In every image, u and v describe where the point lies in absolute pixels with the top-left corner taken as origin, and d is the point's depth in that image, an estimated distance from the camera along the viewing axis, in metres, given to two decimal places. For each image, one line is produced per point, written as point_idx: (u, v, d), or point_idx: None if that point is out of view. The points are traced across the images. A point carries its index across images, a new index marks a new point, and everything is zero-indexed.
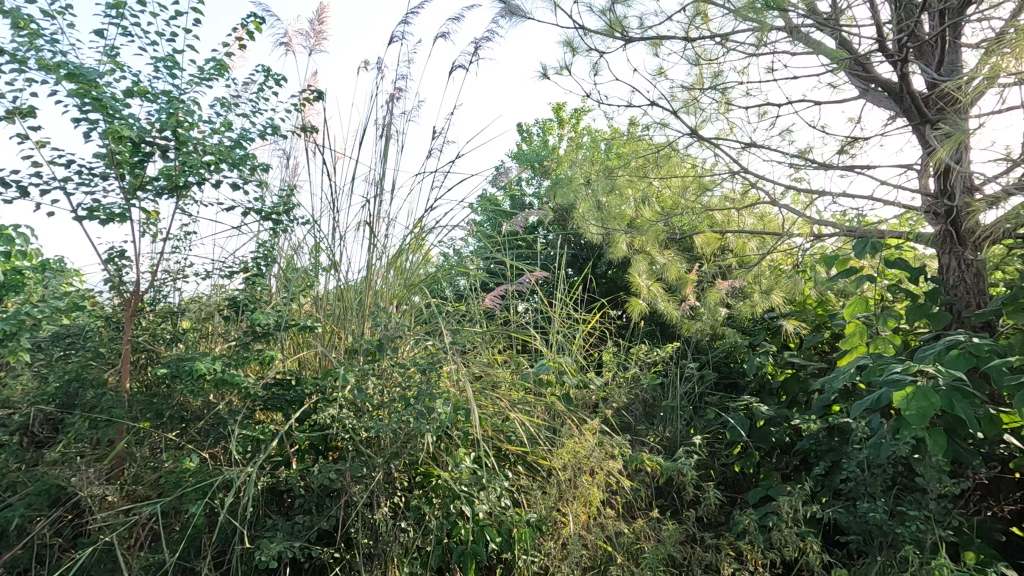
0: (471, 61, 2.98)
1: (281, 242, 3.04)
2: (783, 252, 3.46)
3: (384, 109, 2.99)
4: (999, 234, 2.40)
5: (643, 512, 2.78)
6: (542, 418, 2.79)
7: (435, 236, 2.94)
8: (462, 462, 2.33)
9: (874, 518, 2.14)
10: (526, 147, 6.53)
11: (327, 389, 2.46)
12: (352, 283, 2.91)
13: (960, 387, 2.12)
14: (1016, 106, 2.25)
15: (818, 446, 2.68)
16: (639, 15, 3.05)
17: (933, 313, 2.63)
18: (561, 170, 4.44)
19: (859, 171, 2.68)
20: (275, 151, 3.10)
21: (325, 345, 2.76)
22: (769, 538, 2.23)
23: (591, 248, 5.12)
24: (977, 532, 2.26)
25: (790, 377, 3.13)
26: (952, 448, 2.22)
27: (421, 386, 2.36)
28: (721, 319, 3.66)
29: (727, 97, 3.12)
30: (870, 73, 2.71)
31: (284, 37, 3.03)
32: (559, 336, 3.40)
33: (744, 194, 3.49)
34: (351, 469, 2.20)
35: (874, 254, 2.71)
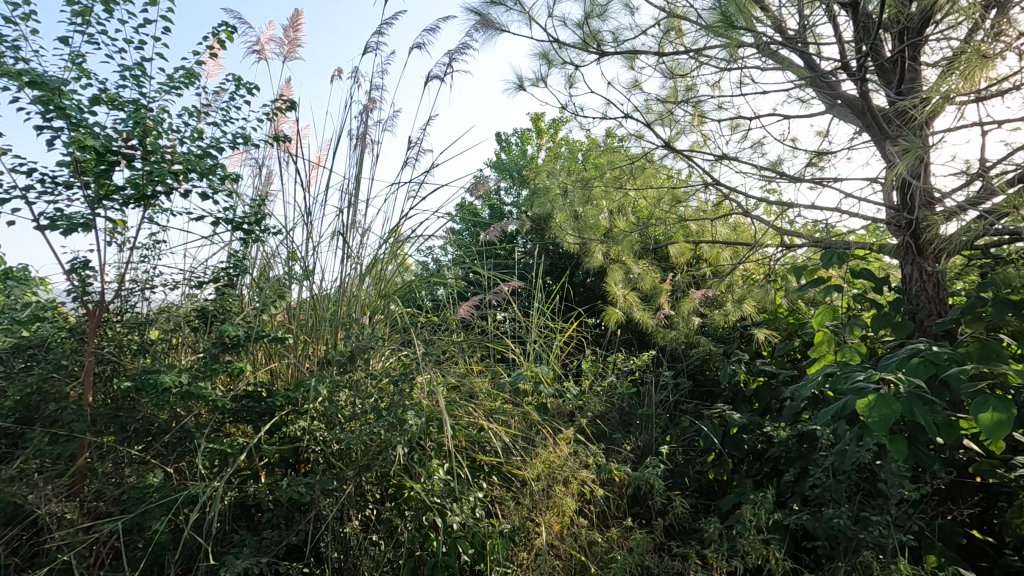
0: (446, 73, 3.01)
1: (254, 252, 3.01)
2: (756, 262, 3.53)
3: (359, 119, 3.00)
4: (956, 246, 2.49)
5: (616, 521, 2.79)
6: (518, 428, 2.79)
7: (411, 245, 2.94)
8: (434, 474, 2.35)
9: (839, 524, 2.18)
10: (506, 156, 6.59)
11: (299, 402, 2.43)
12: (326, 292, 2.89)
13: (921, 394, 2.18)
14: (972, 123, 2.35)
15: (787, 453, 2.72)
16: (614, 30, 3.12)
17: (897, 322, 2.70)
18: (538, 180, 4.49)
19: (827, 183, 2.75)
20: (247, 160, 3.07)
21: (296, 355, 2.72)
22: (736, 545, 2.26)
23: (569, 257, 5.17)
24: (939, 536, 2.32)
25: (763, 385, 3.18)
26: (915, 454, 2.28)
27: (394, 397, 2.35)
28: (694, 328, 3.72)
29: (700, 111, 3.19)
30: (835, 90, 2.81)
31: (258, 46, 3.02)
32: (536, 345, 3.42)
33: (717, 204, 3.56)
34: (321, 482, 2.16)
35: (840, 265, 2.78)
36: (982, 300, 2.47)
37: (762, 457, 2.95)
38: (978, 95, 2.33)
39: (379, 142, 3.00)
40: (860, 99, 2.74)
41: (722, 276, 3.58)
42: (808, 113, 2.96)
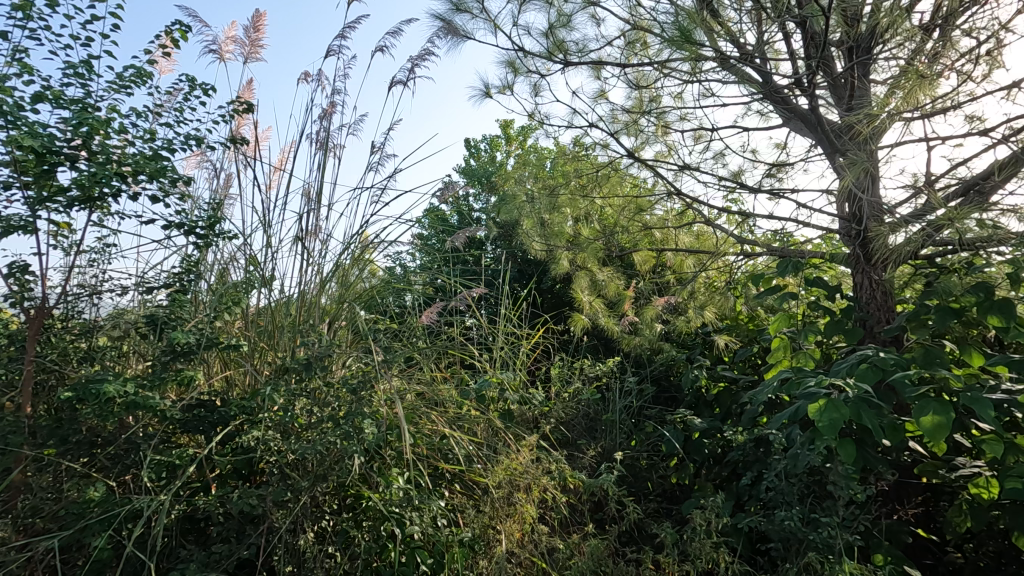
0: (409, 78, 3.00)
1: (210, 257, 2.93)
2: (718, 269, 3.61)
3: (320, 124, 2.96)
4: (901, 256, 2.59)
5: (576, 528, 2.80)
6: (482, 436, 2.78)
7: (375, 252, 2.91)
8: (393, 483, 2.31)
9: (789, 526, 2.23)
10: (475, 163, 6.61)
11: (254, 411, 2.37)
12: (286, 299, 2.83)
13: (868, 399, 2.26)
14: (918, 138, 2.45)
15: (745, 457, 2.78)
16: (580, 40, 3.16)
17: (848, 329, 2.79)
18: (506, 187, 4.51)
19: (784, 194, 2.84)
20: (205, 163, 3.00)
21: (252, 363, 2.65)
22: (688, 549, 2.29)
23: (536, 263, 5.22)
24: (886, 536, 2.40)
25: (723, 391, 3.24)
26: (863, 456, 2.35)
27: (352, 405, 2.31)
28: (658, 334, 3.77)
29: (664, 122, 3.26)
30: (790, 105, 2.90)
31: (217, 46, 2.96)
32: (503, 352, 3.42)
33: (681, 213, 3.63)
34: (273, 494, 2.11)
35: (795, 273, 2.87)
36: (926, 307, 2.57)
37: (721, 461, 3.00)
38: (923, 112, 2.43)
39: (341, 147, 2.97)
40: (813, 114, 2.83)
41: (685, 283, 3.65)
42: (766, 126, 3.05)
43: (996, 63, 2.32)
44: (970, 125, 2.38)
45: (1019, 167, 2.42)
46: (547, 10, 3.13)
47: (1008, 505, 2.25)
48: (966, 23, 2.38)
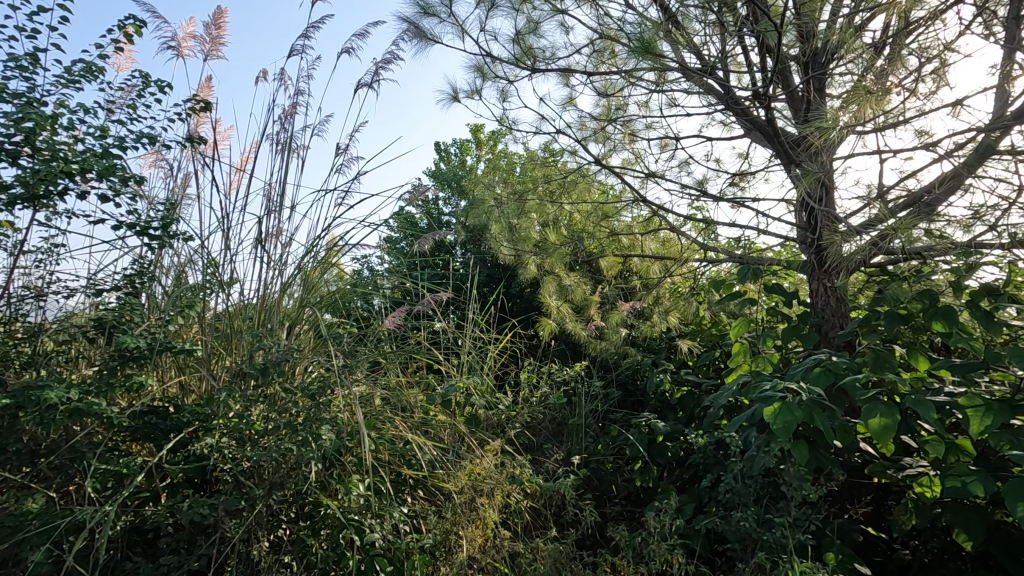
0: (374, 81, 2.98)
1: (166, 260, 2.85)
2: (683, 275, 3.67)
3: (282, 124, 2.91)
4: (853, 264, 2.68)
5: (539, 532, 2.81)
6: (447, 441, 2.76)
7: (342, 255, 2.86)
8: (353, 490, 2.26)
9: (745, 526, 2.28)
10: (445, 166, 6.60)
11: (209, 417, 2.31)
12: (246, 304, 2.76)
13: (821, 402, 2.32)
14: (870, 150, 2.55)
15: (705, 460, 2.82)
16: (549, 46, 3.18)
17: (804, 334, 2.87)
18: (475, 192, 4.52)
19: (745, 203, 2.90)
20: (162, 162, 2.91)
21: (208, 369, 2.58)
22: (644, 551, 2.32)
23: (505, 268, 5.24)
24: (838, 534, 2.47)
25: (687, 395, 3.29)
26: (816, 457, 2.42)
27: (311, 411, 2.26)
28: (623, 339, 3.83)
29: (631, 130, 3.30)
30: (750, 116, 2.99)
31: (175, 41, 2.88)
32: (470, 357, 3.41)
33: (649, 220, 3.67)
34: (226, 502, 2.05)
35: (754, 280, 2.93)
36: (877, 313, 2.66)
37: (683, 464, 3.05)
38: (875, 125, 2.54)
39: (304, 149, 2.93)
40: (770, 126, 2.91)
41: (650, 288, 3.69)
42: (728, 136, 3.13)
43: (941, 81, 2.43)
44: (919, 139, 2.48)
45: (961, 181, 2.54)
46: (515, 16, 3.15)
47: (949, 502, 2.34)
48: (913, 42, 2.49)
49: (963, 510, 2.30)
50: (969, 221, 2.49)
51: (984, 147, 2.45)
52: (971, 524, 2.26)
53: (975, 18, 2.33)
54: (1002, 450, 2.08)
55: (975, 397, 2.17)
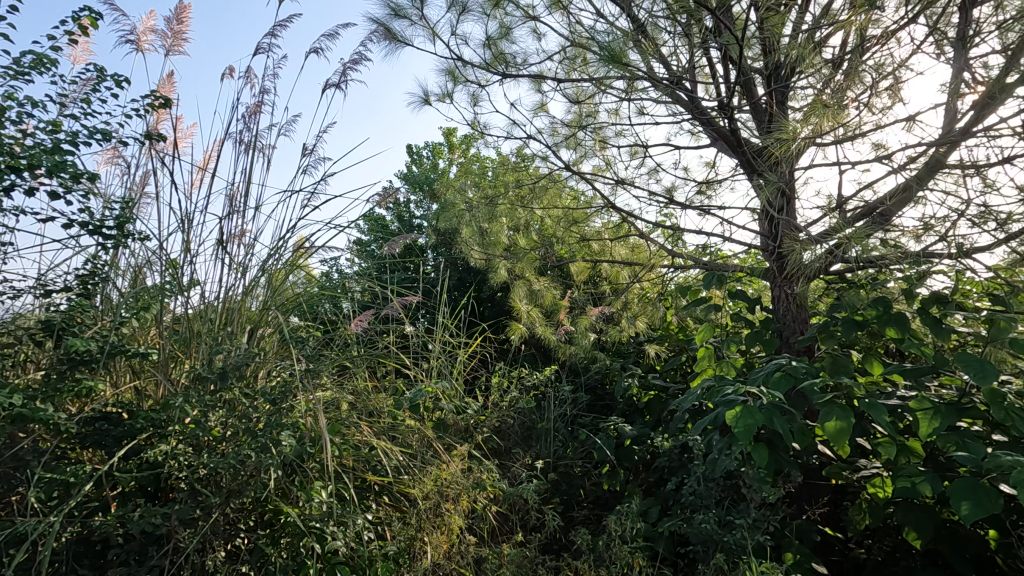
0: (342, 81, 2.94)
1: (122, 261, 2.75)
2: (651, 280, 3.72)
3: (247, 123, 2.85)
4: (812, 272, 2.76)
5: (505, 537, 2.80)
6: (413, 447, 2.72)
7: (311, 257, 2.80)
8: (315, 497, 2.21)
9: (706, 529, 2.32)
10: (416, 169, 6.56)
11: (164, 423, 2.24)
12: (207, 307, 2.69)
13: (781, 406, 2.38)
14: (830, 162, 2.64)
15: (670, 463, 2.86)
16: (521, 52, 3.20)
17: (766, 339, 2.94)
18: (447, 195, 4.51)
19: (712, 211, 2.96)
20: (119, 159, 2.82)
21: (165, 374, 2.50)
22: (607, 554, 2.34)
23: (476, 272, 5.23)
24: (796, 535, 2.54)
25: (654, 399, 3.34)
26: (776, 460, 2.48)
27: (272, 417, 2.21)
28: (592, 343, 3.86)
29: (602, 137, 3.34)
30: (716, 126, 3.05)
31: (135, 35, 2.80)
32: (440, 362, 3.38)
33: (619, 226, 3.72)
34: (179, 512, 1.98)
35: (719, 286, 3.00)
36: (835, 319, 2.74)
37: (650, 467, 3.09)
38: (835, 137, 2.62)
39: (269, 149, 2.87)
40: (734, 136, 2.98)
41: (619, 293, 3.73)
42: (696, 145, 3.19)
43: (895, 97, 2.53)
44: (875, 152, 2.58)
45: (913, 193, 2.65)
46: (487, 21, 3.16)
47: (901, 502, 2.41)
48: (870, 58, 2.58)
49: (913, 510, 2.37)
50: (920, 232, 2.60)
51: (934, 161, 2.56)
52: (921, 523, 2.33)
53: (927, 38, 2.44)
54: (949, 451, 2.16)
55: (925, 400, 2.26)
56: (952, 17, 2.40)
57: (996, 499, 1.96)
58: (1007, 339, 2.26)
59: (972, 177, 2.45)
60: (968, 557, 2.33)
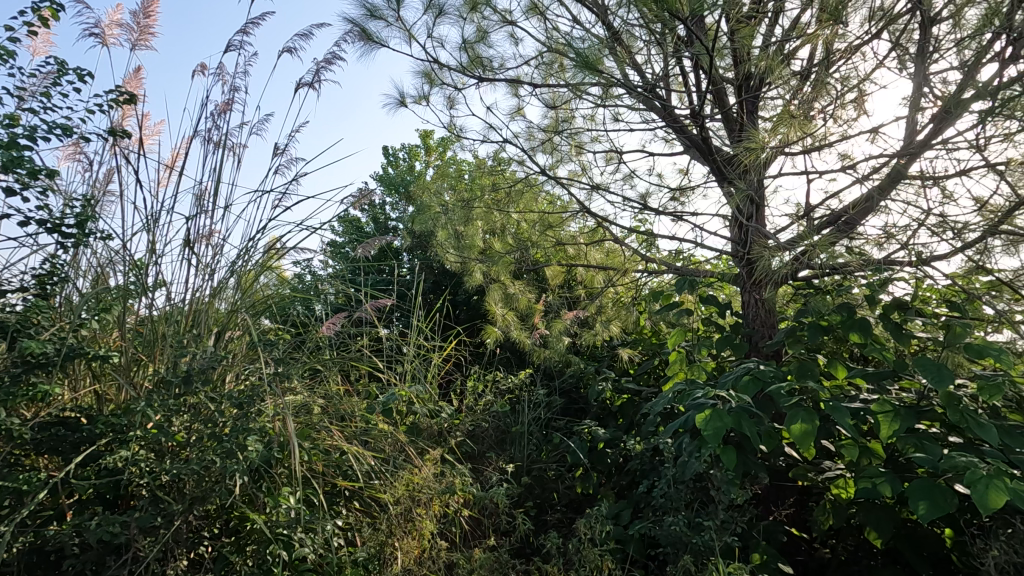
0: (315, 81, 2.90)
1: (84, 261, 2.66)
2: (626, 285, 3.76)
3: (217, 122, 2.79)
4: (780, 277, 2.82)
5: (477, 541, 2.79)
6: (385, 451, 2.69)
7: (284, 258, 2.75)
8: (282, 503, 2.14)
9: (676, 530, 2.35)
10: (392, 171, 6.51)
11: (125, 428, 2.17)
12: (172, 309, 2.61)
13: (749, 410, 2.42)
14: (798, 171, 2.71)
15: (642, 466, 2.89)
16: (498, 56, 3.21)
17: (736, 343, 3.00)
18: (423, 198, 4.48)
19: (685, 217, 3.01)
20: (81, 155, 2.73)
21: (127, 377, 2.42)
22: (578, 557, 2.35)
23: (451, 275, 5.21)
24: (763, 536, 2.58)
25: (627, 402, 3.37)
26: (744, 462, 2.52)
27: (238, 422, 2.16)
28: (566, 347, 3.87)
29: (578, 142, 3.36)
30: (690, 134, 3.10)
31: (101, 29, 2.72)
32: (414, 366, 3.35)
33: (594, 231, 3.75)
34: (139, 519, 1.92)
35: (690, 291, 3.04)
36: (801, 324, 2.81)
37: (622, 470, 3.11)
38: (803, 146, 2.69)
39: (240, 148, 2.81)
40: (706, 144, 3.04)
41: (594, 298, 3.75)
42: (669, 152, 3.23)
43: (860, 109, 2.61)
44: (841, 162, 2.66)
45: (876, 203, 2.73)
46: (463, 25, 3.16)
47: (862, 502, 2.48)
48: (835, 72, 2.66)
49: (874, 510, 2.44)
50: (882, 240, 2.68)
51: (896, 172, 2.64)
52: (880, 522, 2.40)
53: (889, 53, 2.53)
54: (907, 453, 2.23)
55: (885, 403, 2.33)
56: (913, 34, 2.50)
57: (950, 498, 2.03)
58: (962, 344, 2.34)
59: (931, 188, 2.54)
60: (926, 555, 2.41)
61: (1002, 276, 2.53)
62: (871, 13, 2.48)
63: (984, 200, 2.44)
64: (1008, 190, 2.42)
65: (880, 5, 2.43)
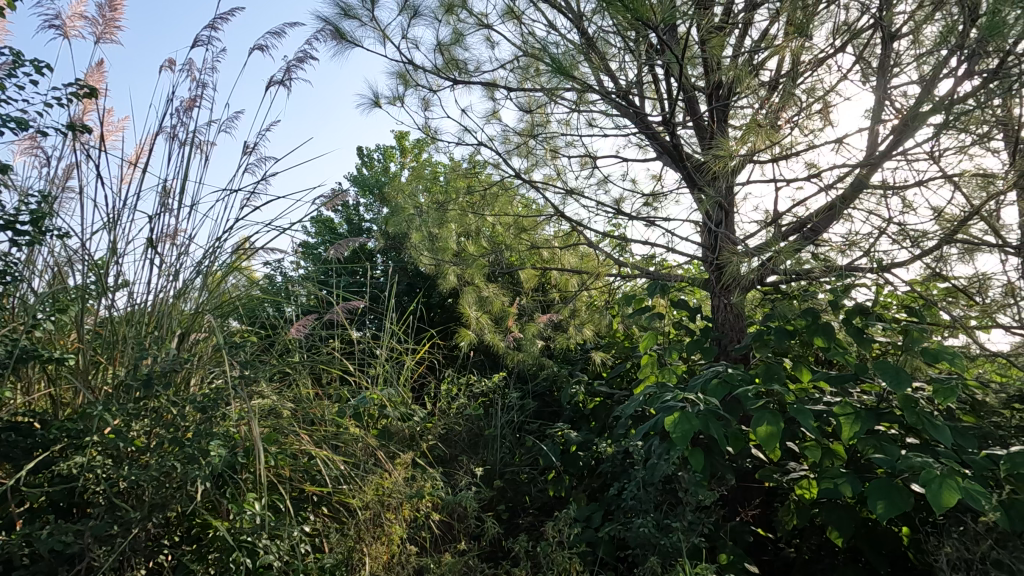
0: (287, 79, 2.85)
1: (40, 259, 2.57)
2: (599, 289, 3.78)
3: (184, 118, 2.73)
4: (748, 282, 2.88)
5: (447, 546, 2.77)
6: (354, 456, 2.64)
7: (255, 259, 2.69)
8: (246, 510, 2.10)
9: (644, 532, 2.37)
10: (367, 172, 6.45)
11: (82, 433, 2.10)
12: (134, 310, 2.53)
13: (717, 412, 2.46)
14: (766, 179, 2.77)
15: (613, 468, 2.91)
16: (475, 59, 3.21)
17: (705, 347, 3.04)
18: (397, 200, 4.45)
19: (657, 222, 3.05)
20: (40, 150, 2.63)
21: (84, 380, 2.34)
22: (548, 560, 2.35)
23: (425, 277, 5.18)
24: (730, 536, 2.63)
25: (599, 405, 3.39)
26: (712, 464, 2.56)
27: (201, 426, 2.10)
28: (539, 350, 3.88)
29: (553, 146, 3.38)
30: (662, 141, 3.15)
31: (63, 20, 2.63)
32: (387, 369, 3.31)
33: (569, 235, 3.76)
34: (94, 528, 1.85)
35: (662, 295, 3.09)
36: (768, 329, 2.87)
37: (594, 473, 3.13)
38: (771, 155, 2.76)
39: (208, 145, 2.75)
40: (678, 151, 3.08)
41: (567, 301, 3.77)
42: (643, 158, 3.27)
43: (825, 120, 2.69)
44: (807, 171, 2.73)
45: (839, 211, 2.81)
46: (438, 27, 3.15)
47: (825, 502, 2.54)
48: (802, 83, 2.73)
49: (836, 510, 2.50)
50: (845, 247, 2.77)
51: (858, 182, 2.73)
52: (842, 522, 2.46)
53: (853, 67, 2.61)
54: (867, 453, 2.31)
55: (847, 405, 2.40)
56: (875, 48, 2.58)
57: (907, 497, 2.10)
58: (918, 348, 2.43)
59: (892, 197, 2.63)
60: (884, 553, 2.48)
61: (958, 282, 2.63)
62: (836, 27, 2.56)
63: (941, 210, 2.53)
64: (964, 201, 2.51)
65: (844, 19, 2.51)
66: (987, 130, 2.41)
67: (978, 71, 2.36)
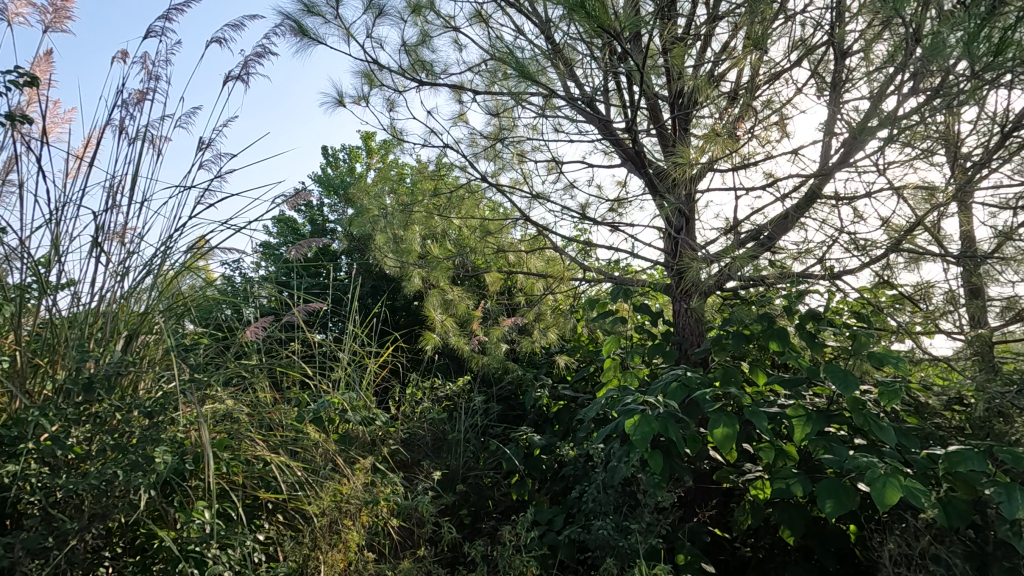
0: (245, 74, 2.77)
1: None
2: (564, 293, 3.80)
3: (136, 112, 2.62)
4: (708, 287, 2.94)
5: (406, 552, 2.73)
6: (312, 462, 2.58)
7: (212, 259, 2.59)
8: (195, 518, 2.02)
9: (603, 533, 2.39)
10: (332, 172, 6.35)
11: (17, 441, 1.99)
12: (78, 311, 2.41)
13: (675, 415, 2.49)
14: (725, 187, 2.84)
15: (575, 472, 2.92)
16: (442, 61, 3.19)
17: (666, 350, 3.09)
18: (362, 201, 4.38)
19: (621, 228, 3.09)
20: None
21: (20, 385, 2.22)
22: (507, 564, 2.34)
23: (390, 280, 5.12)
24: (688, 536, 2.67)
25: (563, 409, 3.40)
26: (671, 467, 2.59)
27: (146, 431, 2.02)
28: (504, 354, 3.87)
29: (519, 150, 3.39)
30: (627, 148, 3.19)
31: (7, 6, 2.50)
32: (348, 372, 3.24)
33: (535, 239, 3.77)
34: (25, 540, 1.76)
35: (625, 299, 3.13)
36: (726, 333, 2.94)
37: (557, 476, 3.13)
38: (729, 164, 2.83)
39: (161, 140, 2.64)
40: (641, 158, 3.13)
41: (532, 305, 3.78)
42: (608, 164, 3.31)
43: (780, 132, 2.78)
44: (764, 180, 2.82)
45: (795, 219, 2.90)
46: (404, 27, 3.12)
47: (778, 502, 2.60)
48: (760, 95, 2.82)
49: (788, 509, 2.57)
50: (799, 254, 2.86)
51: (812, 192, 2.83)
52: (793, 521, 2.53)
53: (808, 81, 2.71)
54: (818, 454, 2.39)
55: (799, 408, 2.48)
56: (829, 64, 2.68)
57: (853, 496, 2.17)
58: (866, 352, 2.52)
59: (843, 207, 2.73)
60: (832, 550, 2.56)
61: (905, 290, 2.75)
62: (792, 42, 2.65)
63: (888, 219, 2.64)
64: (909, 212, 2.63)
65: (799, 35, 2.61)
66: (930, 145, 2.53)
67: (922, 89, 2.47)
